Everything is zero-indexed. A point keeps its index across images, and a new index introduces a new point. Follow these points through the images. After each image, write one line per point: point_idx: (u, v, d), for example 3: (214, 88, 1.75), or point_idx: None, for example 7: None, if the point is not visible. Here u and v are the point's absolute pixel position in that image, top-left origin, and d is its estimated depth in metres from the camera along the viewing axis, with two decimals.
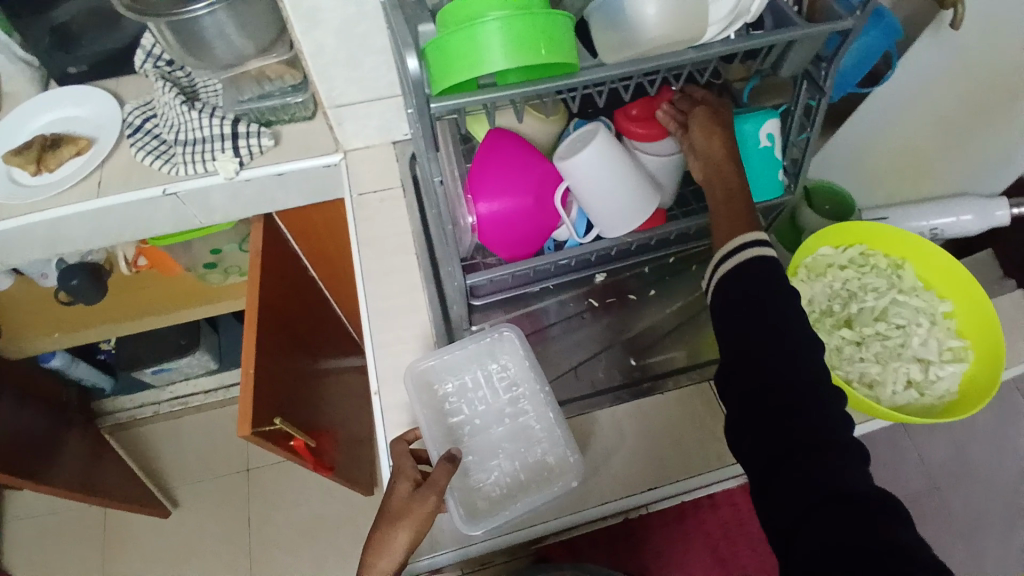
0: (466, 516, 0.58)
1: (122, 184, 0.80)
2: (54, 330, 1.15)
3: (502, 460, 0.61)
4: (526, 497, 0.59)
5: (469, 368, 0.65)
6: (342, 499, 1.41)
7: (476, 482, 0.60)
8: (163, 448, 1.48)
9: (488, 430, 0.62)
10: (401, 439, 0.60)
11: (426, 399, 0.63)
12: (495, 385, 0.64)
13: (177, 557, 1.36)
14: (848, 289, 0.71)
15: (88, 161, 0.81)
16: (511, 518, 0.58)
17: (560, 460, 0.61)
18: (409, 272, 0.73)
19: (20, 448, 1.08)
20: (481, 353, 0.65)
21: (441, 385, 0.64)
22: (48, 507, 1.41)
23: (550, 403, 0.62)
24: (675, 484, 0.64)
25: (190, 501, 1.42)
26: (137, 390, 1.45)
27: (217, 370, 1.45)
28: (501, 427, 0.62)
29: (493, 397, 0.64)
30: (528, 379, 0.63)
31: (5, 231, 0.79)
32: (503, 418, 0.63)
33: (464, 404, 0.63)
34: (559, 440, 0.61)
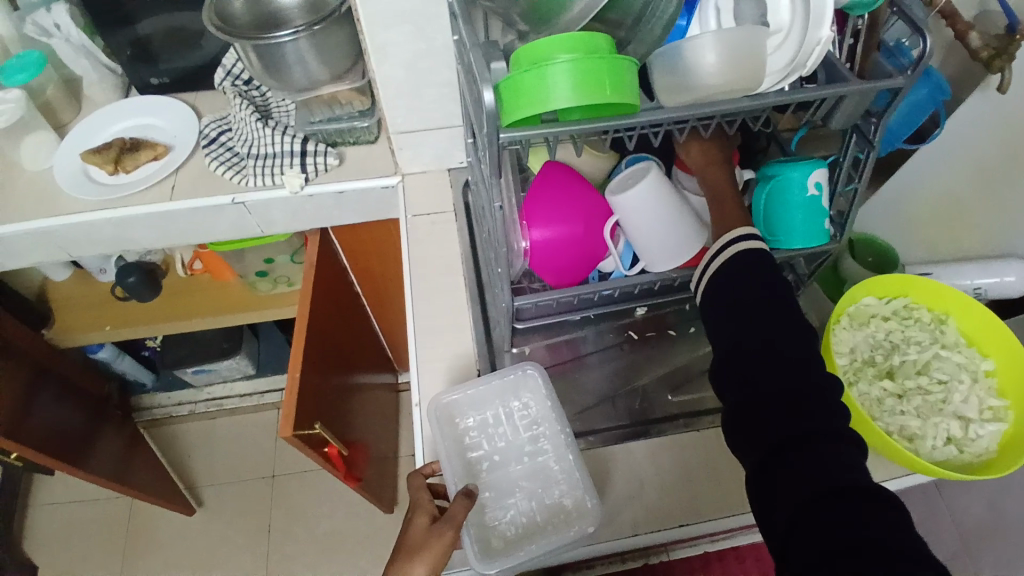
0: (479, 552, 0.58)
1: (193, 190, 0.85)
2: (107, 324, 1.21)
3: (519, 499, 0.62)
4: (541, 539, 0.59)
5: (493, 404, 0.66)
6: (361, 514, 1.42)
7: (491, 520, 0.61)
8: (193, 448, 1.52)
9: (506, 467, 0.63)
10: (419, 472, 0.62)
11: (448, 432, 0.64)
12: (516, 423, 0.65)
13: (196, 556, 1.38)
14: (891, 340, 0.71)
15: (165, 167, 0.87)
16: (524, 560, 0.58)
17: (577, 503, 0.61)
18: (456, 292, 0.76)
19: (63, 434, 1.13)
20: (505, 390, 0.66)
21: (463, 419, 0.65)
22: (80, 496, 1.45)
23: (569, 445, 0.62)
24: (705, 522, 0.64)
25: (214, 503, 1.45)
26: (175, 389, 1.50)
27: (253, 377, 1.50)
28: (520, 465, 0.63)
29: (514, 434, 0.65)
30: (549, 418, 0.64)
31: (83, 225, 0.85)
32: (522, 456, 0.63)
33: (484, 439, 0.64)
34: (577, 483, 0.61)
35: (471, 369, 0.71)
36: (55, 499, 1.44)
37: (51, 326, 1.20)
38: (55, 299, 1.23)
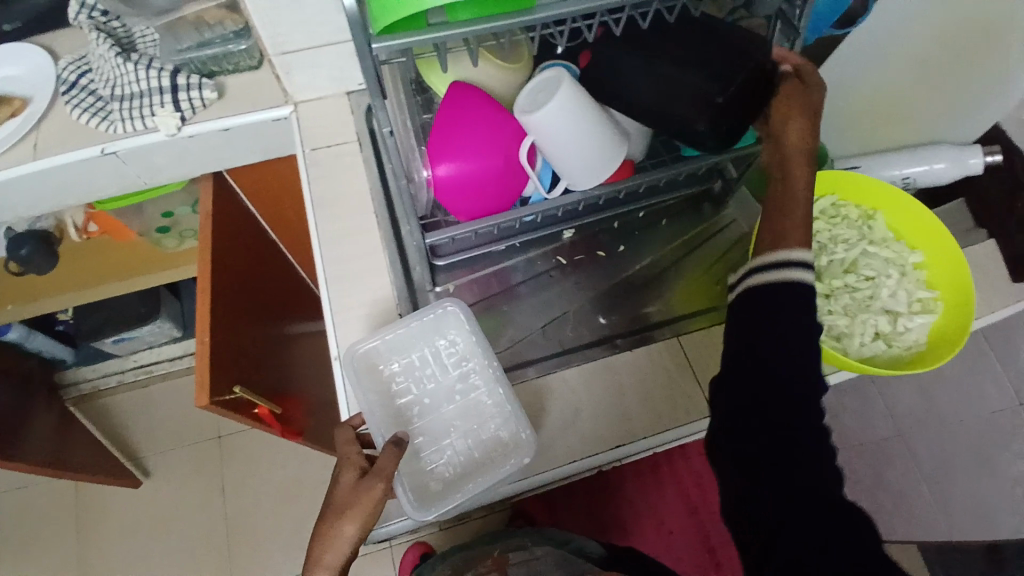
0: (416, 501, 0.57)
1: (58, 143, 0.74)
2: (8, 303, 1.11)
3: (455, 439, 0.60)
4: (481, 477, 0.58)
5: (418, 346, 0.63)
6: (318, 461, 1.39)
7: (428, 464, 0.59)
8: (130, 419, 1.44)
9: (438, 410, 0.61)
10: (347, 425, 0.60)
11: (373, 380, 0.61)
12: (444, 361, 0.62)
13: (154, 524, 1.35)
14: (818, 241, 0.71)
15: (21, 122, 0.74)
16: (466, 498, 0.58)
17: (513, 435, 0.60)
18: (368, 230, 0.69)
19: None
20: (428, 330, 0.63)
21: (388, 364, 0.62)
22: (16, 484, 1.38)
23: (499, 379, 0.60)
24: (643, 441, 0.63)
25: (162, 470, 1.39)
26: (99, 360, 1.40)
27: (182, 338, 1.41)
28: (452, 405, 0.61)
29: (442, 374, 0.62)
30: (476, 353, 0.62)
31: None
32: (453, 395, 0.61)
33: (413, 383, 0.62)
34: (511, 415, 0.60)
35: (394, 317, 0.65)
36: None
37: None
38: None
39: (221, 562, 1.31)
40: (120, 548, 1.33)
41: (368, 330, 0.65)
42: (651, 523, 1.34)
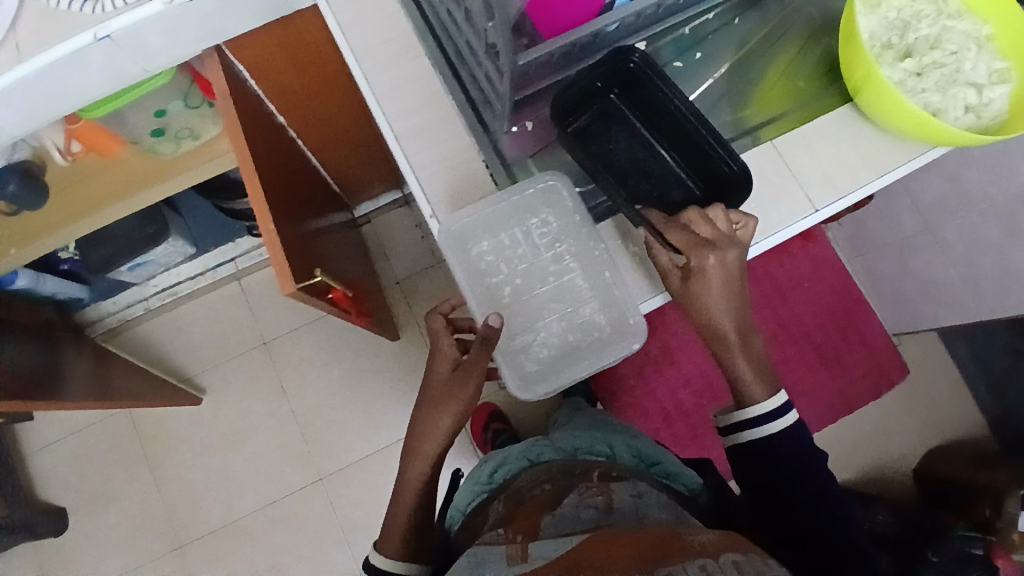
0: (518, 382, 0.60)
1: (40, 38, 0.65)
2: (10, 247, 1.03)
3: (550, 322, 0.60)
4: (576, 361, 0.60)
5: (509, 225, 0.60)
6: (370, 348, 1.40)
7: (522, 345, 0.60)
8: (167, 343, 1.42)
9: (532, 291, 0.60)
10: (437, 313, 0.66)
11: (463, 262, 0.60)
12: (537, 242, 0.60)
13: (224, 435, 1.38)
14: (902, 18, 0.66)
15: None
16: (563, 384, 0.60)
17: (611, 320, 0.60)
18: (425, 76, 0.63)
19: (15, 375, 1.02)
20: (520, 208, 0.60)
21: (478, 244, 0.60)
22: (74, 428, 1.38)
23: (603, 262, 0.59)
24: (755, 246, 0.63)
25: (217, 385, 1.40)
26: (116, 292, 1.34)
27: (196, 255, 1.34)
28: (546, 286, 0.60)
29: (534, 254, 0.60)
30: (572, 235, 0.60)
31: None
32: (547, 276, 0.60)
33: (503, 263, 0.60)
34: (612, 300, 0.60)
35: (479, 171, 0.62)
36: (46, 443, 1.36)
37: None
38: None
39: (299, 456, 1.36)
40: (196, 463, 1.37)
41: (458, 165, 0.62)
42: (697, 352, 1.41)
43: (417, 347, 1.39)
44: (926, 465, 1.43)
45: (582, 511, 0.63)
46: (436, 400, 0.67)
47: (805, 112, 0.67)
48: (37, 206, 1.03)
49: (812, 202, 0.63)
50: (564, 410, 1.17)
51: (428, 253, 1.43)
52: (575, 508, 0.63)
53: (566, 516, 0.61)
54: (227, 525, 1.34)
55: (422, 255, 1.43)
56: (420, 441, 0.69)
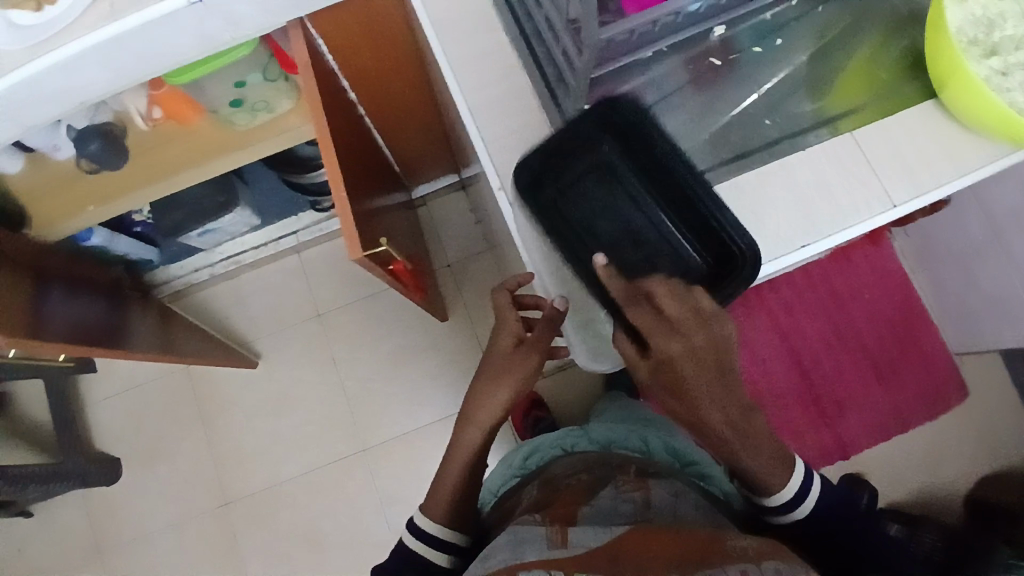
0: (585, 352, 0.64)
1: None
2: (88, 204, 1.07)
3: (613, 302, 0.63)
4: None
5: (580, 207, 0.64)
6: (420, 326, 1.43)
7: (586, 320, 0.63)
8: (229, 308, 1.48)
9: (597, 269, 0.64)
10: (503, 290, 0.70)
11: (533, 238, 0.64)
12: (603, 226, 0.64)
13: (275, 399, 1.43)
14: (989, 15, 0.63)
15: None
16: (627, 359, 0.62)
17: None
18: (501, 52, 0.64)
19: (82, 326, 1.09)
20: (592, 193, 0.64)
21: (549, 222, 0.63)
22: (137, 385, 1.46)
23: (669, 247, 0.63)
24: (829, 237, 0.61)
25: (273, 351, 1.45)
26: (185, 257, 1.41)
27: (261, 226, 1.40)
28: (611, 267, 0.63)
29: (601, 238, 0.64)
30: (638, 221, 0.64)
31: (21, 86, 0.70)
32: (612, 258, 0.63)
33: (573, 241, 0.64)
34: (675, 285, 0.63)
35: (549, 146, 0.63)
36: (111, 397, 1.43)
37: (28, 224, 1.06)
38: (17, 198, 1.07)
39: (344, 426, 1.40)
40: (248, 425, 1.43)
41: (526, 142, 0.63)
42: (745, 354, 1.39)
43: (464, 328, 1.41)
44: (974, 487, 1.37)
45: (618, 503, 0.59)
46: (497, 371, 0.68)
47: (886, 105, 0.65)
48: (117, 166, 1.06)
49: (892, 196, 0.61)
50: (607, 401, 1.17)
51: (481, 237, 1.45)
52: (610, 501, 0.59)
53: (601, 508, 0.58)
54: (272, 486, 1.39)
55: (475, 239, 1.45)
56: (474, 411, 0.70)
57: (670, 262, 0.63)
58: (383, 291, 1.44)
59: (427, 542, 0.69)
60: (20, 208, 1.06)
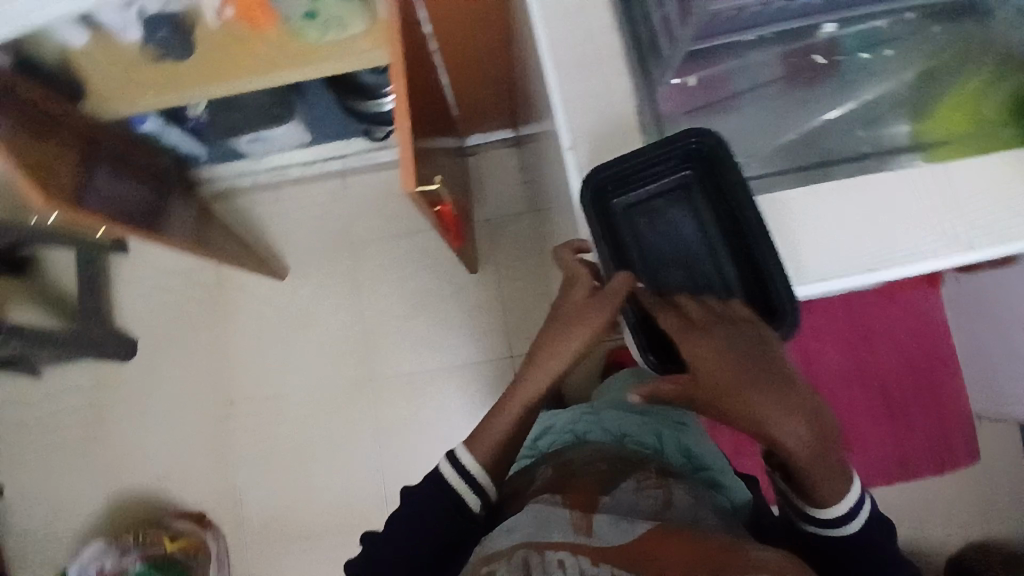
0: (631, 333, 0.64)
1: None
2: (150, 91, 1.07)
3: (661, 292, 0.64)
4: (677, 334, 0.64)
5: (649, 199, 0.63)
6: (447, 274, 1.43)
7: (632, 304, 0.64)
8: (265, 218, 1.49)
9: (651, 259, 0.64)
10: (567, 247, 0.67)
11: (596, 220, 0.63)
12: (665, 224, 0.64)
13: (294, 316, 1.45)
14: None
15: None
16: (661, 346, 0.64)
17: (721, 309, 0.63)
18: (594, 9, 0.62)
19: (124, 207, 1.11)
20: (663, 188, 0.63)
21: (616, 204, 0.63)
22: (164, 273, 1.48)
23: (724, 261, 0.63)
24: (893, 267, 0.59)
25: (301, 269, 1.46)
26: (232, 160, 1.41)
27: (310, 143, 1.40)
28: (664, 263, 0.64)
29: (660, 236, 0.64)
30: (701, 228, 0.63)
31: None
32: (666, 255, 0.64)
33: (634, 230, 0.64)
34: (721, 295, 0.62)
35: (629, 120, 0.61)
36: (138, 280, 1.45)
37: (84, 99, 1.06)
38: (77, 70, 1.06)
39: (356, 356, 1.42)
40: (265, 336, 1.44)
41: (601, 110, 0.61)
42: None
43: (489, 283, 1.41)
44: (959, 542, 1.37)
45: (636, 499, 0.58)
46: (568, 323, 0.63)
47: (987, 142, 0.61)
48: (183, 59, 1.06)
49: (972, 240, 0.59)
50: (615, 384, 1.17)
51: (524, 198, 1.43)
52: (632, 495, 0.58)
53: (621, 502, 0.57)
54: (276, 396, 1.42)
55: (518, 198, 1.44)
56: (542, 353, 0.65)
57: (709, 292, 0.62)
58: (418, 231, 1.44)
59: (463, 479, 0.65)
60: (78, 80, 1.06)
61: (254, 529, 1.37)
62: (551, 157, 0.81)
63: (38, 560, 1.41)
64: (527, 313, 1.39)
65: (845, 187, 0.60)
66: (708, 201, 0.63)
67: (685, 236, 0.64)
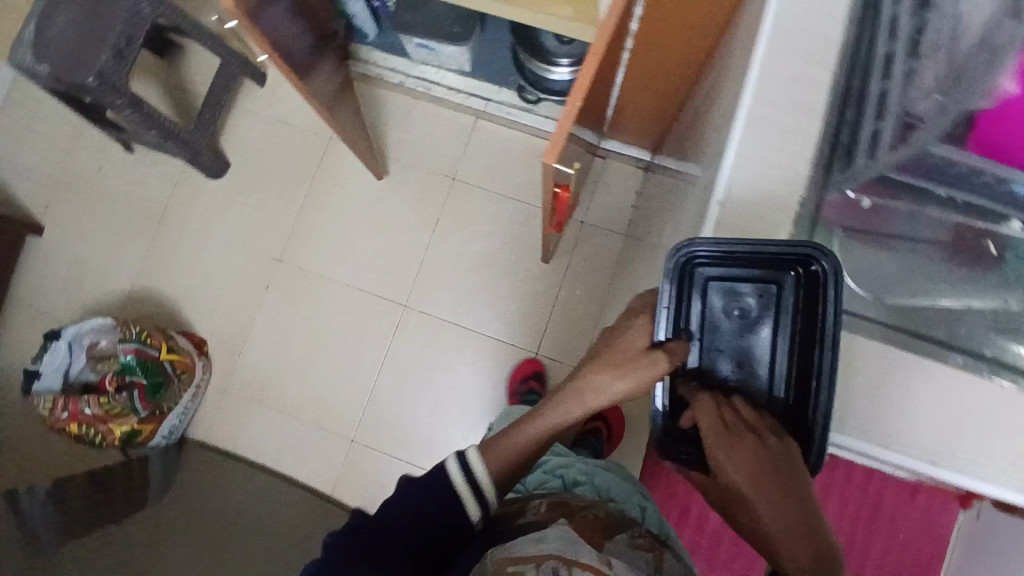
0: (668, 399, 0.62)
1: None
2: None
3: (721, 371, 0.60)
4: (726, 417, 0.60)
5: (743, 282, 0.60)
6: (523, 252, 1.43)
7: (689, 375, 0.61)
8: (389, 120, 1.48)
9: (717, 334, 0.61)
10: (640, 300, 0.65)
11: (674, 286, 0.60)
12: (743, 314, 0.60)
13: (369, 218, 1.45)
14: None
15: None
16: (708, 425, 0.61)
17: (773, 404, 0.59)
18: (809, 92, 0.62)
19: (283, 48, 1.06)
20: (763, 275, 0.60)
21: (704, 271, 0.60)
22: (274, 121, 1.46)
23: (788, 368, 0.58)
24: (943, 469, 0.59)
25: (398, 178, 1.46)
26: (390, 53, 1.40)
27: (466, 75, 1.40)
28: (729, 345, 0.60)
29: (732, 322, 0.61)
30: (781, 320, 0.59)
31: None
32: (735, 339, 0.61)
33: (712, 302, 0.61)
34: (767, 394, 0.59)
35: (784, 206, 0.61)
36: (252, 111, 1.46)
37: None
38: None
39: (404, 279, 1.43)
40: (335, 223, 1.45)
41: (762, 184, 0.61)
42: None
43: (553, 282, 1.41)
44: None
45: (635, 554, 0.61)
46: (615, 360, 0.63)
47: None
48: None
49: None
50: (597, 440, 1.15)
51: (626, 222, 1.43)
52: (629, 550, 0.61)
53: (623, 551, 0.61)
54: (318, 277, 1.44)
55: (619, 220, 1.43)
56: (582, 389, 0.65)
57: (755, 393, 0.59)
58: (516, 200, 1.44)
59: (469, 484, 0.63)
60: None
61: (241, 377, 1.41)
62: (681, 201, 0.80)
63: (41, 309, 1.44)
64: (573, 325, 1.39)
65: (920, 379, 0.59)
66: (798, 312, 0.59)
67: (756, 337, 0.60)
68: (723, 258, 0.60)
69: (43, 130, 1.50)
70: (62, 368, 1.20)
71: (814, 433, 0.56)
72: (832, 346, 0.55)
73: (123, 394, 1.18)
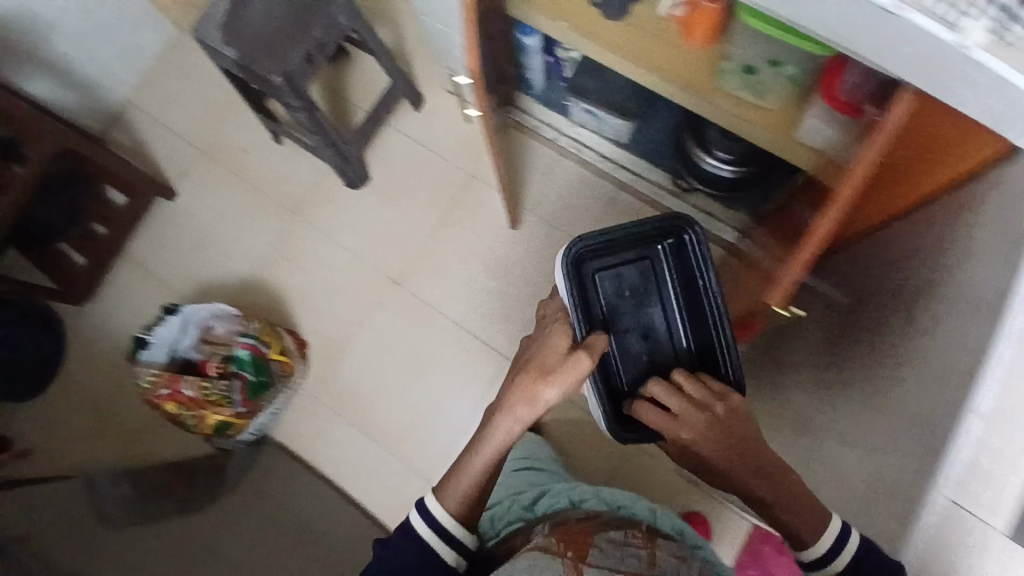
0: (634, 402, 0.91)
1: None
2: (563, 19, 1.09)
3: (633, 340, 0.96)
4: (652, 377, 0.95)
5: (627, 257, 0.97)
6: None
7: (625, 343, 0.96)
8: (531, 171, 1.46)
9: (618, 307, 0.97)
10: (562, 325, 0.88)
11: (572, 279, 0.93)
12: (627, 287, 0.98)
13: (490, 262, 1.43)
14: None
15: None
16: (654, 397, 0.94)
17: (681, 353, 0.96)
18: None
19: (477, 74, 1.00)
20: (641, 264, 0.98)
21: (591, 264, 0.95)
22: (421, 145, 1.48)
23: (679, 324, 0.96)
24: None
25: (526, 229, 1.44)
26: (552, 110, 1.41)
27: (623, 147, 1.39)
28: (633, 314, 0.97)
29: (619, 292, 0.98)
30: (642, 282, 0.97)
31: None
32: (626, 289, 0.98)
33: (602, 286, 0.96)
34: (659, 329, 0.97)
35: None
36: (404, 131, 1.48)
37: None
38: None
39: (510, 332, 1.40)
40: (456, 258, 1.44)
41: None
42: None
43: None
44: None
45: (626, 552, 0.70)
46: (541, 361, 0.84)
47: None
48: (611, 15, 1.08)
49: None
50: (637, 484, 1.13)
51: None
52: (619, 551, 0.70)
53: (608, 553, 0.70)
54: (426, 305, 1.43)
55: None
56: (503, 410, 0.85)
57: (670, 337, 0.97)
58: None
59: (445, 540, 0.83)
60: None
61: (326, 388, 1.40)
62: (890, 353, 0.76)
63: (153, 266, 1.46)
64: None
65: None
66: (674, 286, 0.97)
67: (651, 315, 0.98)
68: (599, 249, 0.95)
69: (198, 94, 1.54)
70: (170, 342, 1.21)
71: (715, 364, 0.94)
72: (724, 323, 0.94)
73: (226, 380, 1.19)
